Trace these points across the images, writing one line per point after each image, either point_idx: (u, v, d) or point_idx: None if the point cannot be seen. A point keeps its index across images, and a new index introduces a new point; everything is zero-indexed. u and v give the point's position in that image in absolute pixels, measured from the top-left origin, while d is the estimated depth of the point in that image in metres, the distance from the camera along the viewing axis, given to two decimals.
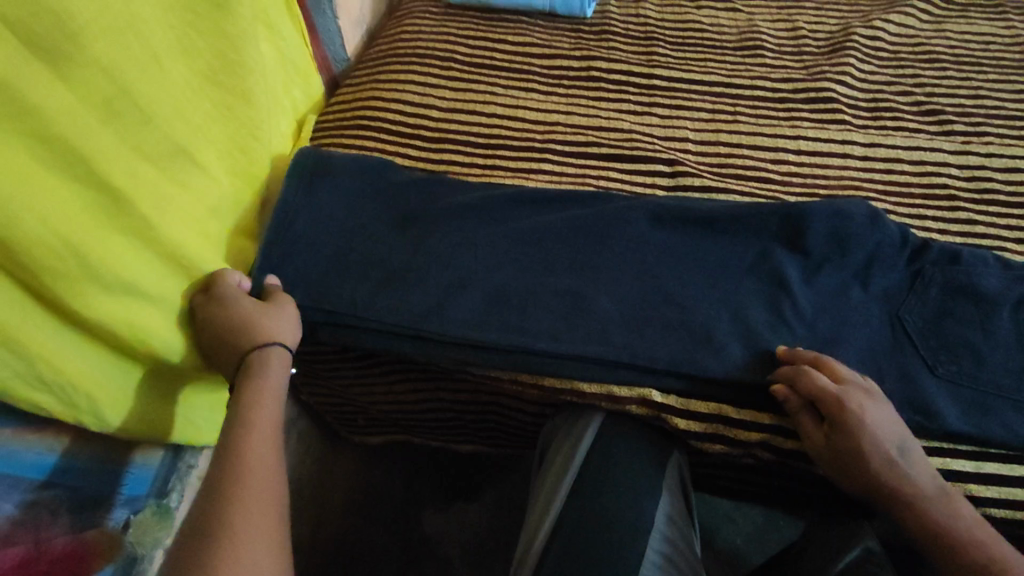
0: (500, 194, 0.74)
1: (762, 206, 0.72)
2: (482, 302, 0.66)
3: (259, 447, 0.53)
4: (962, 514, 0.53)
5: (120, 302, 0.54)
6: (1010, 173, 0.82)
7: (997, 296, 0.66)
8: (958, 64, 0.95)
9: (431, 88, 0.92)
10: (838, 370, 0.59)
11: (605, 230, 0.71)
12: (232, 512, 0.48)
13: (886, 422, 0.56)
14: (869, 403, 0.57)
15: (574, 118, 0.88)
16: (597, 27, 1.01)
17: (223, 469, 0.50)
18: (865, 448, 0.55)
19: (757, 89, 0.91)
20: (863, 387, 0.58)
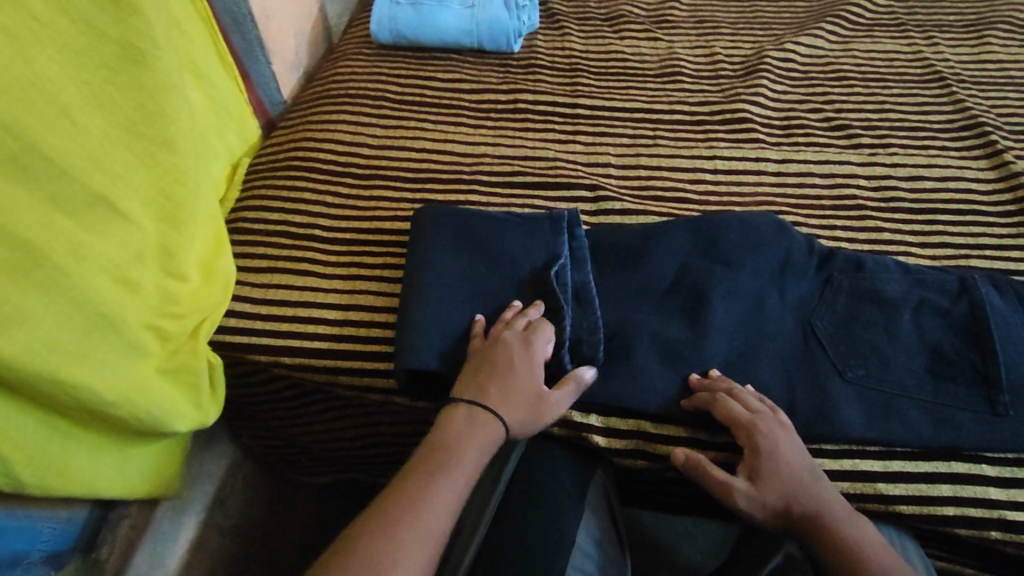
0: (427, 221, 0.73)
1: (675, 223, 0.74)
2: (416, 333, 0.65)
3: (449, 479, 0.54)
4: (870, 535, 0.54)
5: (48, 360, 0.53)
6: (913, 181, 0.86)
7: (899, 299, 0.68)
8: (864, 81, 1.00)
9: (362, 127, 0.95)
10: (751, 401, 0.61)
11: (528, 250, 0.72)
12: (388, 541, 0.50)
13: (796, 454, 0.58)
14: (780, 435, 0.59)
15: (503, 149, 0.91)
16: (525, 61, 1.05)
17: (414, 483, 0.54)
18: (780, 469, 0.57)
19: (676, 113, 0.95)
20: (776, 420, 0.60)
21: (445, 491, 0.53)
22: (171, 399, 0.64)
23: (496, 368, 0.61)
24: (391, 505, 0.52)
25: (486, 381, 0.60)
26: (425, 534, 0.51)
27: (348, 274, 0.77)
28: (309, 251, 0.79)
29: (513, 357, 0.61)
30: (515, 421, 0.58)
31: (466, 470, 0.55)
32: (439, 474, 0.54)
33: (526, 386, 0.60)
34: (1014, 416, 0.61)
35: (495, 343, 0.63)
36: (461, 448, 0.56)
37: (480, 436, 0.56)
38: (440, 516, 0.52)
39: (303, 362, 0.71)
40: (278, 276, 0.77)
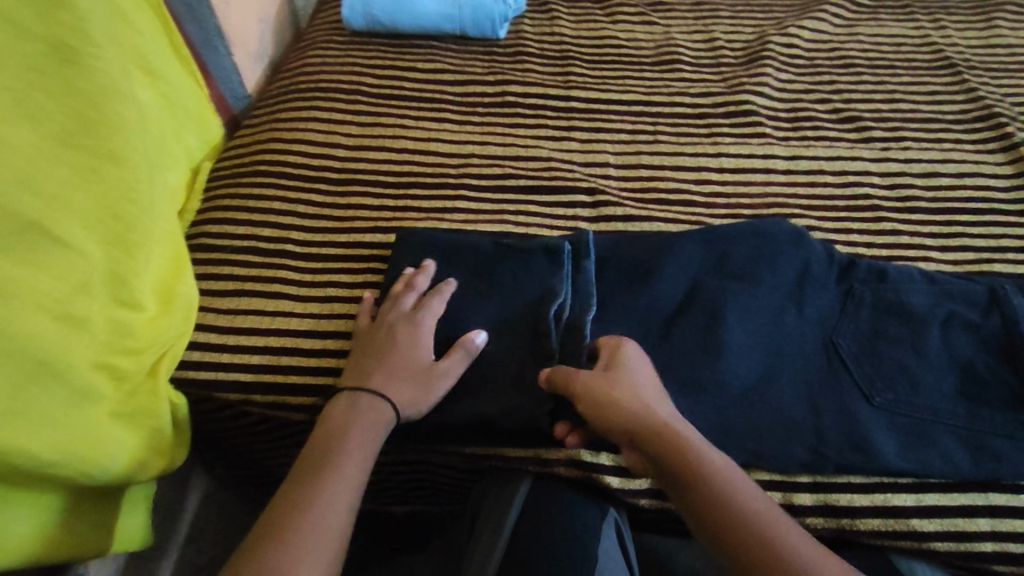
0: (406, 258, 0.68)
1: (680, 237, 0.68)
2: None
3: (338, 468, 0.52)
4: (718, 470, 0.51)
5: None
6: (928, 177, 0.81)
7: (927, 313, 0.64)
8: (873, 67, 0.94)
9: (336, 124, 0.86)
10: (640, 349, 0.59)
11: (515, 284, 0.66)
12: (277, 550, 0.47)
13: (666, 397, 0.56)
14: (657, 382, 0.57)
15: (490, 148, 0.83)
16: (511, 49, 0.97)
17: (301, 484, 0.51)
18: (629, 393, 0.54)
19: (676, 105, 0.88)
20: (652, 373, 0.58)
21: (338, 479, 0.52)
22: (127, 447, 0.57)
23: (382, 349, 0.60)
24: (282, 503, 0.50)
25: (376, 363, 0.59)
26: (316, 522, 0.49)
27: (326, 295, 0.69)
28: (282, 270, 0.71)
29: (395, 339, 0.60)
30: (403, 396, 0.57)
31: (357, 454, 0.54)
32: (327, 461, 0.53)
33: (409, 363, 0.59)
34: None
35: (383, 326, 0.62)
36: (348, 436, 0.54)
37: (368, 419, 0.55)
38: (335, 504, 0.50)
39: (280, 397, 0.64)
40: (247, 299, 0.69)
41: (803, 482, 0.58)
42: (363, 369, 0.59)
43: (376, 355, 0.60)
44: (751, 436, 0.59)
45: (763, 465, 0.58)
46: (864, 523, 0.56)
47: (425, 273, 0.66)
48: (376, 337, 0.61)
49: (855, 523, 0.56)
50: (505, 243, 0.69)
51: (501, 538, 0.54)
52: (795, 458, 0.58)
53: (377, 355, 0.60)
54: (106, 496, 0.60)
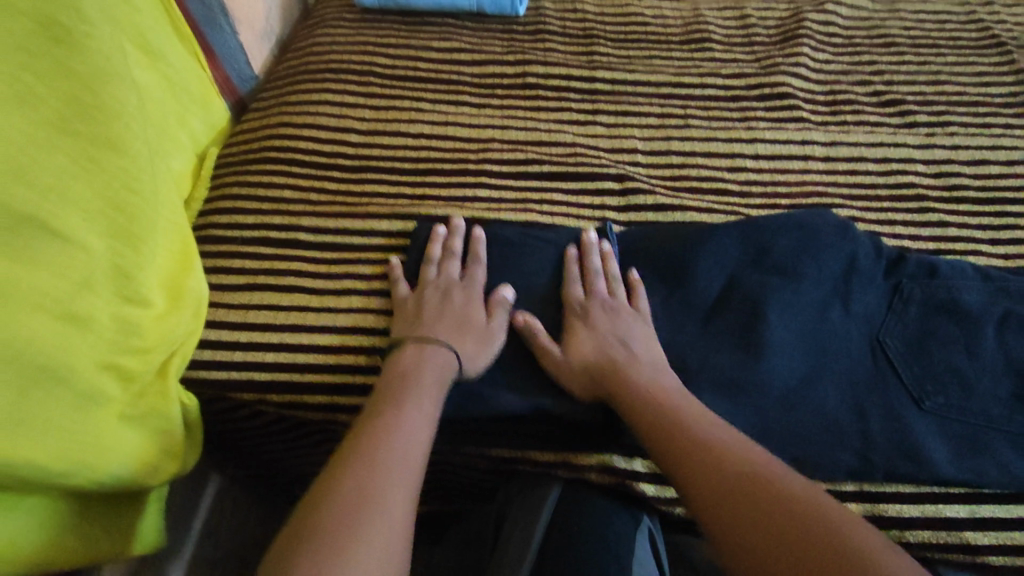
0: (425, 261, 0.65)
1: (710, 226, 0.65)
2: None
3: (403, 442, 0.47)
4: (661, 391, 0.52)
5: None
6: (977, 165, 0.76)
7: (979, 313, 0.60)
8: (915, 46, 0.88)
9: (350, 107, 0.82)
10: (600, 280, 0.62)
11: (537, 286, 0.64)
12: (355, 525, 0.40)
13: (619, 328, 0.58)
14: (611, 310, 0.60)
15: (512, 133, 0.79)
16: (532, 26, 0.92)
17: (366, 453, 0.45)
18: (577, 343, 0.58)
19: (708, 87, 0.83)
20: (615, 300, 0.61)
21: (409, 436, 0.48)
22: (134, 452, 0.54)
23: (435, 308, 0.60)
24: (348, 475, 0.44)
25: (430, 319, 0.59)
26: (391, 494, 0.43)
27: (340, 289, 0.66)
28: (294, 263, 0.68)
29: (450, 300, 0.60)
30: (469, 346, 0.57)
31: (425, 414, 0.50)
32: (397, 418, 0.49)
33: (467, 318, 0.59)
34: None
35: (430, 289, 0.62)
36: (416, 395, 0.51)
37: (431, 372, 0.54)
38: (405, 480, 0.45)
39: (295, 397, 0.61)
40: (259, 294, 0.66)
41: (849, 492, 0.55)
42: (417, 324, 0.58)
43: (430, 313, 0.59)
44: (796, 443, 0.55)
45: (808, 472, 0.55)
46: (913, 535, 0.53)
47: (459, 233, 0.66)
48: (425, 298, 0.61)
49: (902, 534, 0.53)
50: (532, 235, 0.67)
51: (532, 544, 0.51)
52: (842, 466, 0.54)
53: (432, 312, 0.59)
54: (118, 500, 0.57)
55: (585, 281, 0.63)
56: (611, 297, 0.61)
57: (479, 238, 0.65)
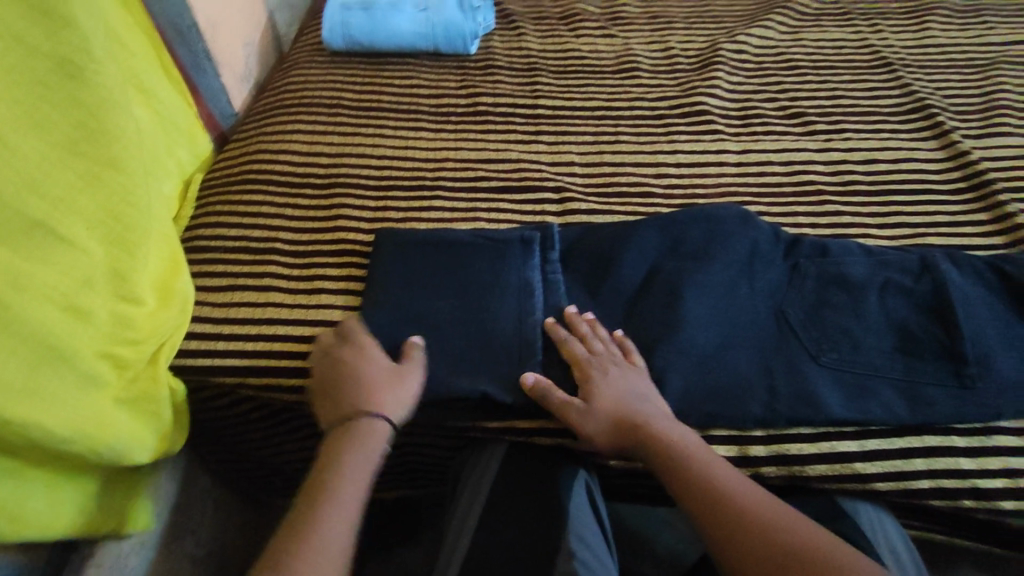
0: (388, 258, 0.73)
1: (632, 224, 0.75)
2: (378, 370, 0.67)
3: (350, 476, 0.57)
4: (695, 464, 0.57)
5: None
6: (868, 164, 0.88)
7: (865, 282, 0.69)
8: (816, 68, 1.02)
9: (320, 137, 0.92)
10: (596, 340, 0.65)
11: (490, 274, 0.71)
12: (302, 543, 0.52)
13: (631, 388, 0.62)
14: (614, 364, 0.63)
15: (464, 153, 0.90)
16: (482, 63, 1.04)
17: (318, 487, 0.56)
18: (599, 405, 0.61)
19: (636, 109, 0.96)
20: (614, 359, 0.64)
21: (342, 513, 0.55)
22: (131, 429, 0.61)
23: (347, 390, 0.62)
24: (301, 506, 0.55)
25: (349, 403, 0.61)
26: (334, 516, 0.54)
27: (313, 287, 0.74)
28: (270, 266, 0.76)
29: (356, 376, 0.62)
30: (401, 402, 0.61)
31: (354, 485, 0.57)
32: (328, 501, 0.55)
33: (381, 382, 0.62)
34: (981, 387, 0.61)
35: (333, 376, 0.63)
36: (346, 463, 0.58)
37: (361, 450, 0.59)
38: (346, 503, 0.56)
39: (272, 381, 0.68)
40: (239, 293, 0.74)
41: (757, 436, 0.63)
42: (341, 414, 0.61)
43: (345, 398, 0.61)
44: (710, 398, 0.63)
45: (721, 421, 0.63)
46: (812, 470, 0.61)
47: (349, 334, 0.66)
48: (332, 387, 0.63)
49: (803, 469, 0.61)
50: (483, 235, 0.75)
51: (478, 504, 0.59)
52: (750, 414, 0.62)
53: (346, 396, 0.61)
54: (112, 477, 0.63)
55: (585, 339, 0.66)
56: (610, 354, 0.64)
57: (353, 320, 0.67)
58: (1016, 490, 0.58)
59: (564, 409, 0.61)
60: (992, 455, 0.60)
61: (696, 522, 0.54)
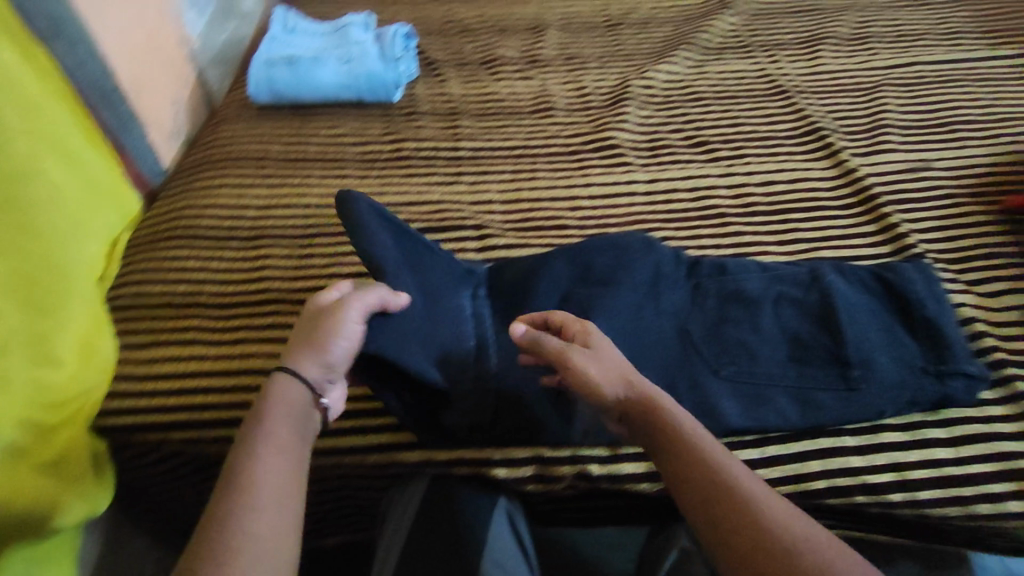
0: (384, 224, 0.69)
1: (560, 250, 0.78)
2: None
3: (277, 430, 0.53)
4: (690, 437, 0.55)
5: None
6: (767, 185, 0.94)
7: (760, 296, 0.74)
8: (718, 99, 1.09)
9: (247, 190, 0.95)
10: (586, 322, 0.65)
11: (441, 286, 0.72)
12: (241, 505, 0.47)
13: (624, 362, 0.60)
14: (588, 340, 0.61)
15: (388, 197, 0.93)
16: (407, 110, 1.09)
17: (247, 445, 0.51)
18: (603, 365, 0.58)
19: (552, 146, 1.01)
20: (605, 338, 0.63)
21: (263, 478, 0.49)
22: (48, 492, 0.62)
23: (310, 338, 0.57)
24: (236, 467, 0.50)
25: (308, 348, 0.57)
26: (271, 475, 0.50)
27: (236, 336, 0.76)
28: (195, 320, 0.78)
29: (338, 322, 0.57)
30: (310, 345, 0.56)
31: (275, 447, 0.52)
32: (247, 468, 0.49)
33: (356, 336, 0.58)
34: (865, 389, 0.66)
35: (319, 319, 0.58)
36: (273, 418, 0.53)
37: (281, 405, 0.54)
38: (279, 461, 0.51)
39: (194, 433, 0.69)
40: (162, 348, 0.75)
41: None
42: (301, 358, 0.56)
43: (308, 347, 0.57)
44: None
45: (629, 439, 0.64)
46: None
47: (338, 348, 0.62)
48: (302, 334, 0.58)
49: None
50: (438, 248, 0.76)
51: (399, 534, 0.61)
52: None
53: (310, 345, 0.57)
54: (39, 542, 0.63)
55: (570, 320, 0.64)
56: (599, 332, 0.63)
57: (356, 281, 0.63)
58: (901, 483, 0.63)
59: (570, 365, 0.58)
60: (879, 451, 0.64)
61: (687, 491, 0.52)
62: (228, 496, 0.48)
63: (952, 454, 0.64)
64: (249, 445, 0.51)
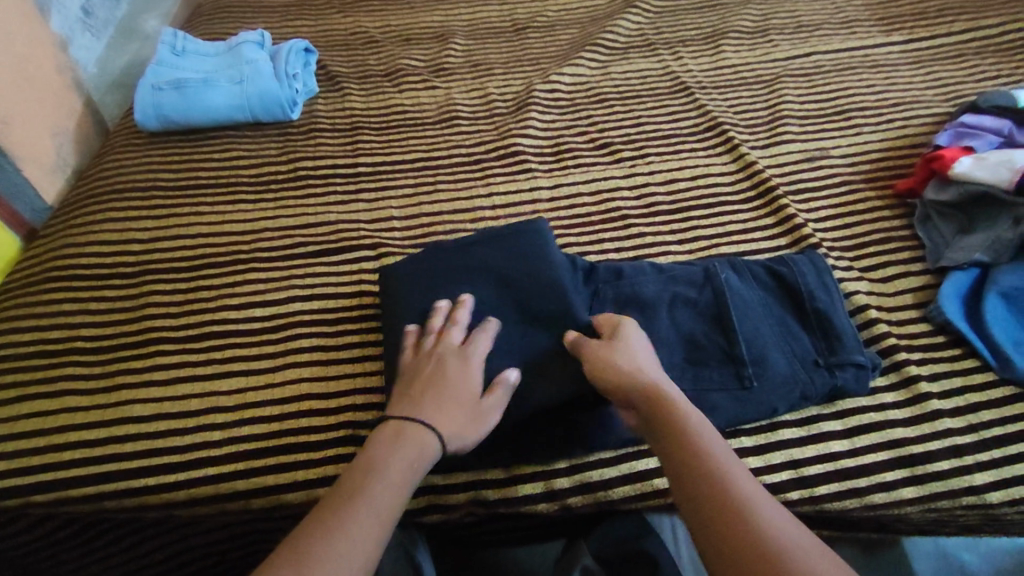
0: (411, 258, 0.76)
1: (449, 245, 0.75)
2: (178, 465, 0.65)
3: (393, 468, 0.53)
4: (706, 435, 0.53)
5: None
6: (669, 184, 0.93)
7: (655, 299, 0.73)
8: (622, 99, 1.09)
9: (131, 221, 0.89)
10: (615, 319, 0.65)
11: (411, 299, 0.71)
12: (312, 541, 0.47)
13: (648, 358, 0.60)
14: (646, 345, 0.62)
15: (282, 220, 0.90)
16: (305, 127, 1.05)
17: (350, 481, 0.53)
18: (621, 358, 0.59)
19: (454, 157, 0.99)
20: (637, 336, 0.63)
21: (370, 510, 0.50)
22: None
23: (433, 381, 0.60)
24: (328, 503, 0.51)
25: (428, 393, 0.59)
26: (362, 517, 0.50)
27: (113, 384, 0.71)
28: (69, 367, 0.73)
29: (453, 375, 0.60)
30: (451, 433, 0.57)
31: (396, 482, 0.53)
32: (349, 504, 0.50)
33: (461, 393, 0.59)
34: (757, 387, 0.66)
35: (431, 361, 0.62)
36: (403, 447, 0.55)
37: (411, 449, 0.55)
38: (381, 499, 0.51)
39: (63, 492, 0.64)
40: (30, 404, 0.70)
41: (561, 468, 0.64)
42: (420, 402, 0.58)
43: (445, 389, 0.59)
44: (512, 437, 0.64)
45: (522, 460, 0.64)
46: (615, 492, 0.63)
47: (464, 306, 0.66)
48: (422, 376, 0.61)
49: (608, 493, 0.63)
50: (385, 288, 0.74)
51: None
52: (554, 449, 0.64)
53: (445, 387, 0.59)
54: None
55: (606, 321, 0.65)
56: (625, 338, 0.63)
57: (489, 327, 0.65)
58: (798, 479, 0.63)
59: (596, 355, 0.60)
60: (775, 450, 0.65)
61: (685, 477, 0.50)
62: (305, 530, 0.49)
63: (847, 446, 0.65)
64: (366, 480, 0.52)
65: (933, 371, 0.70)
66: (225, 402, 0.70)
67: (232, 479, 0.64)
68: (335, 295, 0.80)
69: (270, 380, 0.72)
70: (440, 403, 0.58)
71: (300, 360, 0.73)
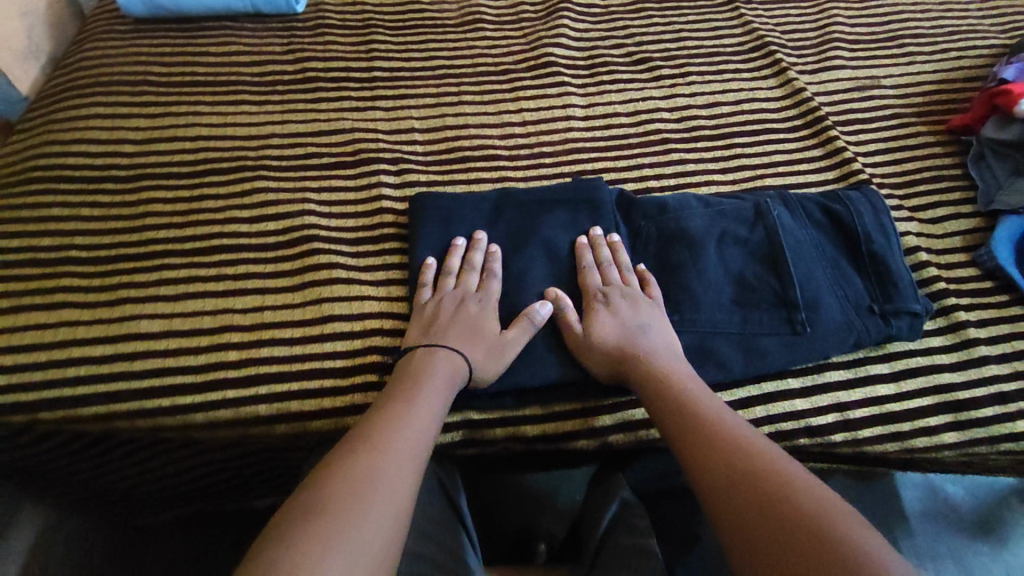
0: (441, 195, 0.73)
1: (489, 195, 0.73)
2: (194, 385, 0.61)
3: (427, 397, 0.55)
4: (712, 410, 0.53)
5: None
6: (711, 107, 0.87)
7: (703, 235, 0.70)
8: (661, 10, 0.99)
9: (122, 119, 0.80)
10: (613, 272, 0.67)
11: (435, 238, 0.70)
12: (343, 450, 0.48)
13: (640, 317, 0.63)
14: (630, 300, 0.64)
15: (292, 126, 0.82)
16: (312, 22, 0.94)
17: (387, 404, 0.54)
18: (598, 324, 0.62)
19: (480, 65, 0.90)
20: (631, 290, 0.65)
21: (404, 429, 0.51)
22: None
23: (451, 319, 0.62)
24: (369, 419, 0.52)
25: (447, 330, 0.61)
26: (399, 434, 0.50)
27: (114, 298, 0.66)
28: (66, 278, 0.67)
29: (469, 316, 0.63)
30: (477, 361, 0.59)
31: (430, 407, 0.54)
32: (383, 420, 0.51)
33: (480, 332, 0.61)
34: (811, 332, 0.65)
35: (449, 305, 0.64)
36: (430, 378, 0.57)
37: (444, 378, 0.57)
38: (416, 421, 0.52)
39: (71, 410, 0.60)
40: (25, 317, 0.64)
41: (603, 405, 0.64)
42: (437, 336, 0.61)
43: (462, 326, 0.62)
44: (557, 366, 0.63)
45: (565, 395, 0.64)
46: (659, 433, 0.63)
47: (480, 248, 0.68)
48: (435, 316, 0.63)
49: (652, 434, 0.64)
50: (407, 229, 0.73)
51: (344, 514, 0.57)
52: (591, 388, 0.63)
53: (462, 325, 0.62)
54: None
55: (599, 273, 0.67)
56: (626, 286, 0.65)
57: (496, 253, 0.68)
58: (845, 422, 0.63)
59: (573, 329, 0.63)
60: (823, 393, 0.64)
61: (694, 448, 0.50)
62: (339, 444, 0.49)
63: (894, 389, 0.64)
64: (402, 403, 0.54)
65: (980, 317, 0.68)
66: (241, 322, 0.65)
67: (253, 403, 0.61)
68: (353, 212, 0.74)
69: (288, 300, 0.67)
70: (459, 339, 0.60)
71: (320, 279, 0.68)
